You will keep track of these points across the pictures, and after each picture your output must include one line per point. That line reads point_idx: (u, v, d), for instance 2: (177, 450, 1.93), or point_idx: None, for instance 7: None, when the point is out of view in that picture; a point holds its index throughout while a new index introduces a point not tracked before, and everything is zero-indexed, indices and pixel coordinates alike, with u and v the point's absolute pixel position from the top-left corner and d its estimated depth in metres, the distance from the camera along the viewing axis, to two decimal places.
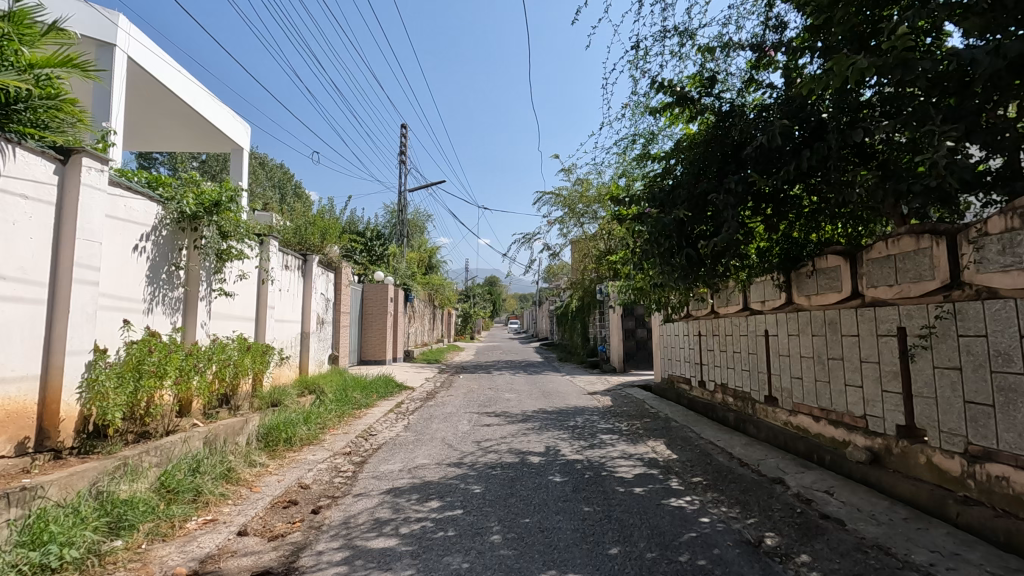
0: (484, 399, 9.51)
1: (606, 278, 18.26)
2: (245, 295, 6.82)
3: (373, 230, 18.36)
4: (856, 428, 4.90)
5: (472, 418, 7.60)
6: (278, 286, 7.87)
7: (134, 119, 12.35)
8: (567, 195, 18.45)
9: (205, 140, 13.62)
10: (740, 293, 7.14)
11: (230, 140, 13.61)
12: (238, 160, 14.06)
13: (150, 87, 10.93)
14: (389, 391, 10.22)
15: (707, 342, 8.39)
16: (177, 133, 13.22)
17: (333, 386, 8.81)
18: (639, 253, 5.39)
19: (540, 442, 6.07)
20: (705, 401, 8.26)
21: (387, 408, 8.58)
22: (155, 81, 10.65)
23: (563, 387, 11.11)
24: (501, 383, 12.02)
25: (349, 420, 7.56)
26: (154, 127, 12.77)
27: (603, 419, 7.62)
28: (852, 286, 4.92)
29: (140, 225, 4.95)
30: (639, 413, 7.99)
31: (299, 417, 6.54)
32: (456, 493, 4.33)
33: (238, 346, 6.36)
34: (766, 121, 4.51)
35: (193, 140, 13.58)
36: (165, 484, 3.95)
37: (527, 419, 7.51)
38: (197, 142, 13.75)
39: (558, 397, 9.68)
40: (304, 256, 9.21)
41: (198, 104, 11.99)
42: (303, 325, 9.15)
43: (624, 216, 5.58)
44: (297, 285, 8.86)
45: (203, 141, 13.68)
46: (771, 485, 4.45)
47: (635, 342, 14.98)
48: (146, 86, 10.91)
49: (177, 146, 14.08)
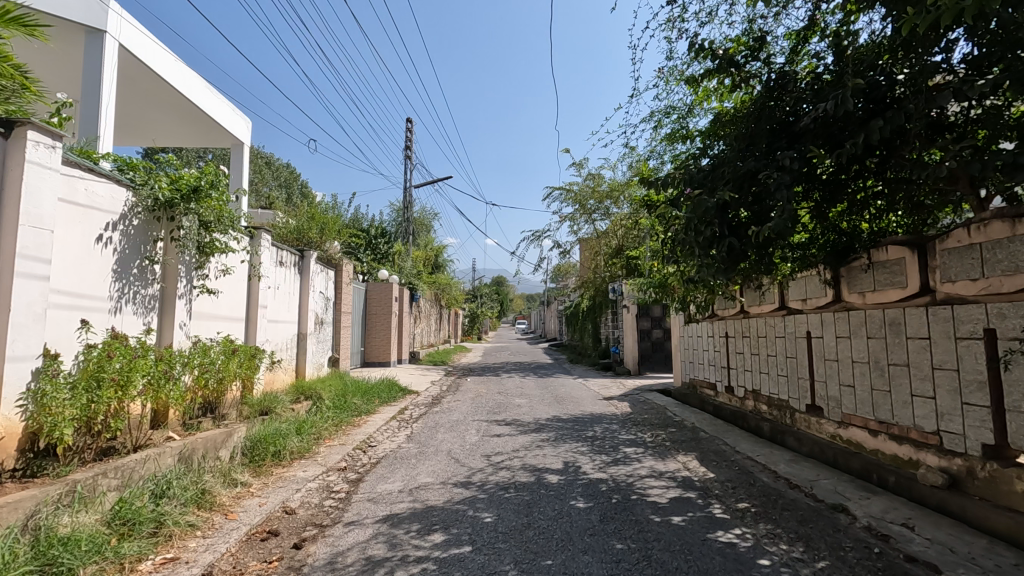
0: (493, 404, 8.88)
1: (618, 277, 17.59)
2: (232, 293, 6.25)
3: (377, 228, 17.77)
4: (927, 446, 4.22)
5: (481, 427, 6.97)
6: (271, 284, 7.29)
7: (128, 111, 11.80)
8: (578, 190, 17.78)
9: (203, 134, 13.07)
10: (777, 291, 6.47)
11: (229, 134, 13.11)
12: (238, 155, 13.50)
13: (143, 77, 10.35)
14: (392, 395, 9.60)
15: (736, 344, 7.72)
16: (174, 127, 12.68)
17: (332, 391, 8.21)
18: (672, 243, 4.72)
19: (557, 457, 5.43)
20: (734, 409, 7.59)
21: (389, 415, 7.97)
22: (148, 70, 10.08)
23: (577, 392, 10.45)
24: (511, 386, 11.37)
25: (347, 429, 6.96)
26: (149, 119, 12.22)
27: (623, 429, 6.96)
28: (921, 281, 4.25)
29: (104, 212, 4.36)
30: (663, 421, 7.33)
31: (290, 428, 5.94)
32: (464, 523, 3.69)
33: (222, 350, 5.77)
34: (826, 87, 3.84)
35: (192, 135, 13.11)
36: (120, 515, 3.35)
37: (541, 428, 6.87)
38: (197, 137, 13.27)
39: (572, 403, 9.03)
40: (302, 252, 8.64)
41: (194, 96, 11.43)
42: (300, 326, 8.58)
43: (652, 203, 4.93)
44: (293, 284, 8.30)
45: (202, 136, 13.20)
46: (834, 514, 3.77)
47: (651, 342, 14.29)
48: (139, 76, 10.34)
49: (177, 142, 13.64)
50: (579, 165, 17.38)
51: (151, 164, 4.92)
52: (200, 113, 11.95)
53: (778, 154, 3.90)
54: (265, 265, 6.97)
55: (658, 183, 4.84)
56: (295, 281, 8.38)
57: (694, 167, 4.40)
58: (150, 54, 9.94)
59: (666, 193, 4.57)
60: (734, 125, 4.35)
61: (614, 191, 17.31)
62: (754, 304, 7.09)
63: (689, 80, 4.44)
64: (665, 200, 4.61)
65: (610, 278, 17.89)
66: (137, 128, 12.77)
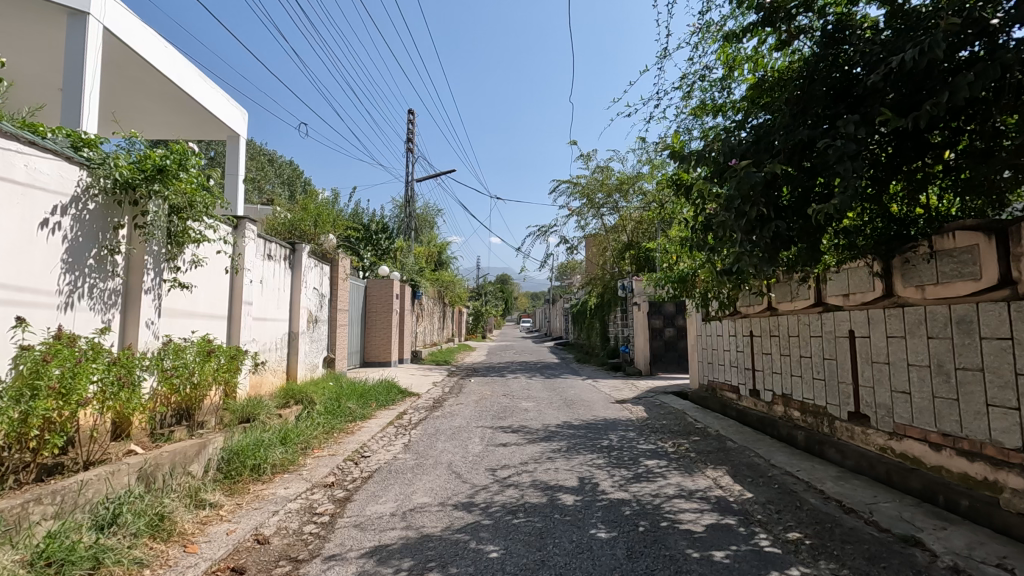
0: (498, 408, 8.27)
1: (627, 274, 16.96)
2: (211, 288, 5.70)
3: (378, 223, 17.16)
4: (1007, 465, 3.60)
5: (486, 435, 6.36)
6: (257, 279, 6.72)
7: (116, 100, 11.19)
8: (585, 184, 17.15)
9: (195, 125, 12.46)
10: (813, 286, 5.86)
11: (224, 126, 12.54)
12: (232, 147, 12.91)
13: (130, 63, 9.75)
14: (391, 398, 9.00)
15: (762, 344, 7.11)
16: (165, 118, 12.09)
17: (324, 394, 7.63)
18: (704, 230, 4.09)
19: (571, 472, 4.82)
20: (760, 414, 6.96)
21: (385, 421, 7.38)
22: (137, 57, 9.49)
23: (587, 394, 9.84)
24: (516, 388, 10.76)
25: (339, 437, 6.37)
26: (139, 109, 11.62)
27: (642, 437, 6.35)
28: (1001, 272, 3.63)
29: (50, 193, 3.77)
30: (684, 429, 6.70)
31: (273, 437, 5.36)
32: (465, 560, 3.09)
33: (197, 351, 5.18)
34: (899, 37, 3.21)
35: (186, 127, 12.54)
36: (48, 553, 2.77)
37: (551, 436, 6.27)
38: (190, 129, 12.70)
39: (582, 406, 8.41)
40: (293, 246, 8.07)
41: (186, 86, 10.84)
42: (292, 325, 8.02)
43: (680, 184, 4.30)
44: (283, 279, 7.73)
45: (196, 129, 12.63)
46: (907, 549, 3.15)
47: (663, 342, 13.65)
48: (127, 63, 9.73)
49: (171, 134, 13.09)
50: (587, 157, 16.78)
51: (111, 141, 4.35)
52: (193, 103, 11.37)
53: (838, 119, 3.28)
54: (249, 258, 6.39)
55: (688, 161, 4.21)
56: (286, 277, 7.82)
57: (735, 138, 3.79)
58: (138, 38, 9.37)
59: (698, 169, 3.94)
60: (781, 89, 3.74)
61: (623, 184, 16.70)
62: (785, 300, 6.47)
63: (726, 38, 3.84)
64: (697, 179, 3.99)
65: (619, 275, 17.26)
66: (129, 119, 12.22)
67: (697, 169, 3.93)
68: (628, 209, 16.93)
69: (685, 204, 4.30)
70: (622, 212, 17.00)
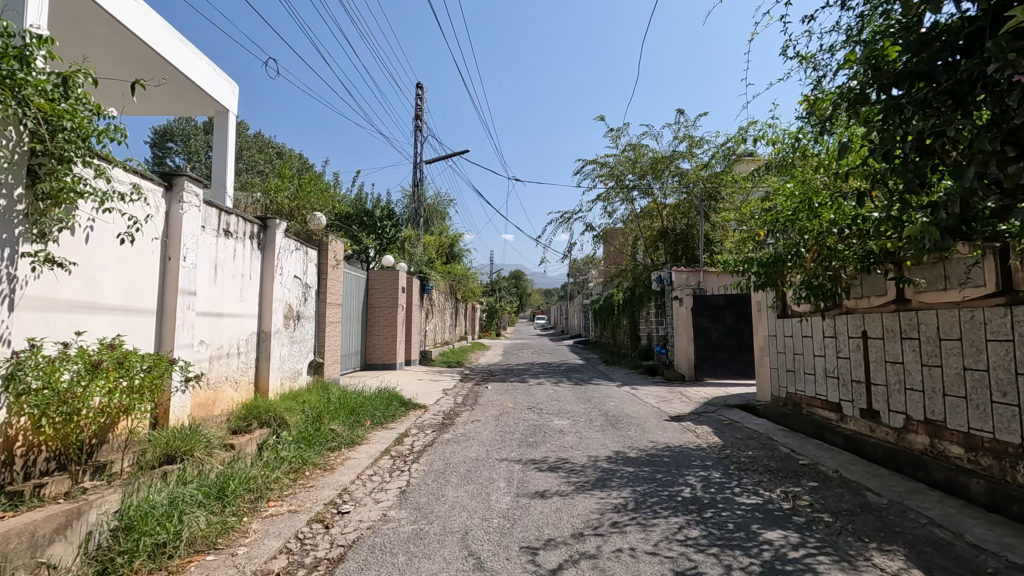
0: (525, 429, 6.47)
1: (662, 265, 15.06)
2: (122, 269, 4.04)
3: (382, 208, 14.50)
4: None
5: (515, 476, 4.56)
6: (202, 262, 5.02)
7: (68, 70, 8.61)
8: (613, 164, 15.27)
9: (167, 99, 10.17)
10: (995, 265, 4.05)
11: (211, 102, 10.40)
12: (216, 125, 10.84)
13: (121, 42, 7.64)
14: (390, 413, 7.25)
15: (885, 349, 5.28)
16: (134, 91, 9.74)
17: (303, 412, 5.94)
18: (915, 150, 2.55)
19: (658, 561, 2.99)
20: (886, 445, 5.10)
21: (379, 449, 5.64)
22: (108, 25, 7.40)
23: (631, 408, 7.99)
24: (543, 398, 8.94)
25: (309, 479, 4.61)
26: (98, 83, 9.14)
27: (734, 481, 4.51)
28: None
29: None
30: (786, 467, 4.85)
31: (203, 493, 3.63)
32: None
33: (76, 363, 3.37)
34: None
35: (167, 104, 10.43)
36: None
37: (607, 480, 4.44)
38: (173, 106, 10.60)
39: (633, 428, 6.59)
40: (265, 222, 6.35)
41: (186, 69, 8.88)
42: (262, 322, 6.32)
43: (861, 84, 2.86)
44: (250, 263, 6.04)
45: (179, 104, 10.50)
46: None
47: (708, 342, 11.78)
48: (116, 40, 7.57)
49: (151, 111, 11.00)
50: (617, 133, 14.91)
51: None
52: (187, 84, 9.34)
53: None
54: (187, 230, 4.69)
55: (901, 28, 2.81)
56: (254, 261, 6.12)
57: None
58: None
59: (912, 46, 2.58)
60: None
61: (658, 164, 14.78)
62: (936, 287, 4.62)
63: None
64: (910, 61, 2.62)
65: (650, 267, 15.36)
66: None
67: (910, 50, 2.59)
68: (662, 193, 14.98)
69: (862, 120, 2.88)
70: (654, 197, 15.04)
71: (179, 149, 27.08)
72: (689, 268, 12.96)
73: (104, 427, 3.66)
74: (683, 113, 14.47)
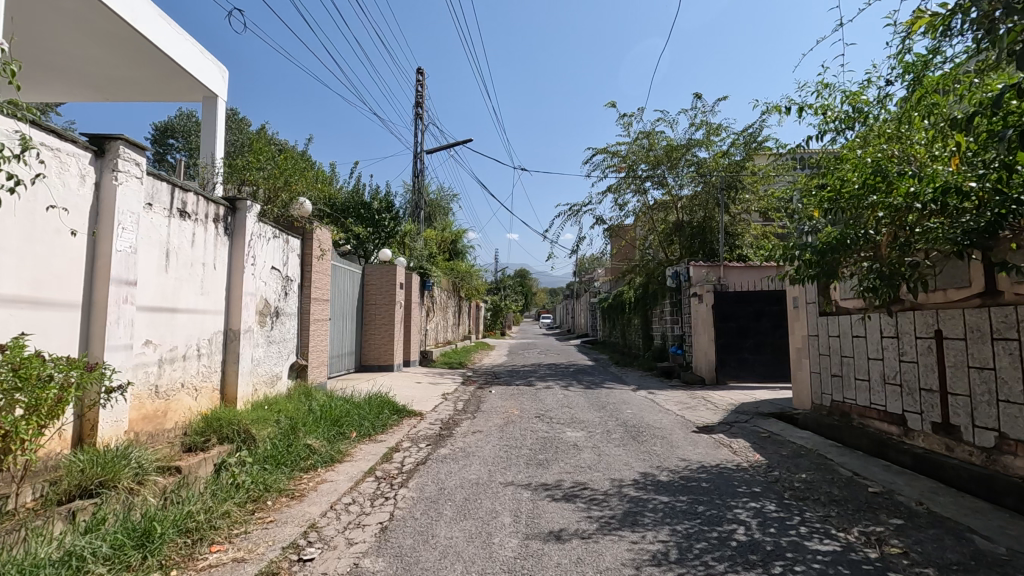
0: (534, 443, 5.60)
1: (677, 261, 14.18)
2: (23, 250, 3.17)
3: (381, 200, 13.65)
4: None
5: (524, 510, 3.69)
6: (144, 246, 4.16)
7: (33, 52, 7.63)
8: (625, 153, 14.38)
9: (150, 87, 9.20)
10: None
11: (190, 86, 9.29)
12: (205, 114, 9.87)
13: (90, 13, 6.66)
14: (380, 423, 6.41)
15: (971, 352, 4.36)
16: (108, 78, 8.70)
17: (274, 425, 5.09)
18: None
19: None
20: (973, 469, 4.20)
21: (363, 468, 4.80)
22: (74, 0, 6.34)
23: (652, 417, 7.09)
24: (553, 404, 8.07)
25: (270, 511, 3.75)
26: (70, 69, 8.17)
27: (796, 517, 3.62)
28: None
29: None
30: (855, 497, 3.96)
31: (116, 542, 2.76)
32: None
33: None
34: None
35: (142, 89, 9.27)
36: None
37: (638, 516, 3.56)
38: (149, 93, 9.46)
39: (658, 442, 5.71)
40: (234, 205, 5.49)
41: (169, 50, 7.92)
42: (229, 320, 5.47)
43: None
44: (213, 252, 5.19)
45: (156, 91, 9.37)
46: None
47: (730, 343, 10.87)
48: (85, 9, 6.59)
49: (121, 99, 9.81)
50: (630, 120, 14.01)
51: None
52: (172, 69, 8.37)
53: None
54: (122, 206, 3.83)
55: None
56: (219, 249, 5.27)
57: None
58: None
59: None
60: None
61: (673, 153, 13.89)
62: None
63: None
64: None
65: (665, 262, 14.44)
66: (59, 87, 8.96)
67: None
68: (678, 184, 14.06)
69: None
70: (669, 188, 14.12)
71: (178, 144, 26.43)
72: (709, 264, 12.07)
73: (19, 455, 2.87)
74: (701, 97, 13.57)
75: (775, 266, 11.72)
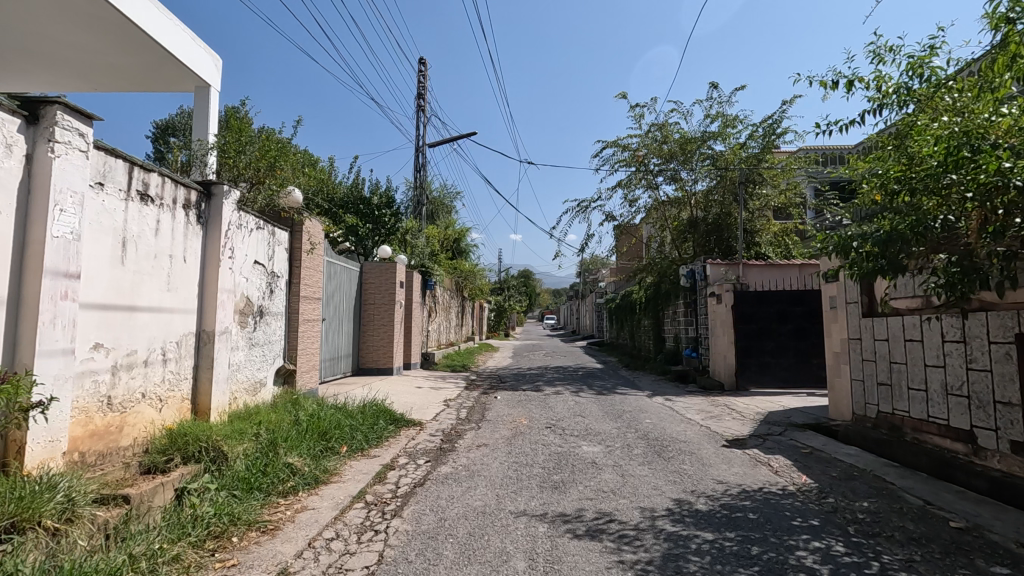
0: (547, 461, 4.94)
1: (690, 259, 13.50)
2: None
3: (381, 196, 13.00)
4: None
5: (541, 553, 3.02)
6: (90, 232, 3.53)
7: (14, 40, 6.95)
8: (636, 146, 13.71)
9: (143, 81, 8.54)
10: None
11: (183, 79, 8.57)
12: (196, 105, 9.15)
13: None
14: (373, 434, 5.76)
15: None
16: (92, 69, 7.96)
17: (251, 440, 4.46)
18: None
19: None
20: None
21: (350, 492, 4.15)
22: None
23: (675, 428, 6.42)
24: (564, 412, 7.41)
25: (234, 551, 3.10)
26: (56, 61, 7.50)
27: (874, 563, 2.94)
28: None
29: None
30: (938, 535, 3.29)
31: None
32: None
33: None
34: None
35: (130, 81, 8.52)
36: None
37: (681, 562, 2.89)
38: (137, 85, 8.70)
39: (687, 460, 5.03)
40: (208, 191, 4.86)
41: (160, 38, 7.24)
42: (203, 320, 4.83)
43: None
44: (183, 242, 4.55)
45: (145, 84, 8.62)
46: None
47: (750, 346, 10.19)
48: None
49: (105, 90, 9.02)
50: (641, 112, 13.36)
51: None
52: (166, 60, 7.71)
53: None
54: (60, 183, 3.20)
55: None
56: (190, 239, 4.63)
57: None
58: None
59: None
60: None
61: (687, 146, 13.20)
62: None
63: None
64: None
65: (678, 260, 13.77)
66: (36, 77, 8.17)
67: None
68: (692, 178, 13.39)
69: None
70: (683, 183, 13.46)
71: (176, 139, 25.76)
72: (726, 262, 11.19)
73: None
74: (718, 88, 12.91)
75: (809, 265, 10.89)
